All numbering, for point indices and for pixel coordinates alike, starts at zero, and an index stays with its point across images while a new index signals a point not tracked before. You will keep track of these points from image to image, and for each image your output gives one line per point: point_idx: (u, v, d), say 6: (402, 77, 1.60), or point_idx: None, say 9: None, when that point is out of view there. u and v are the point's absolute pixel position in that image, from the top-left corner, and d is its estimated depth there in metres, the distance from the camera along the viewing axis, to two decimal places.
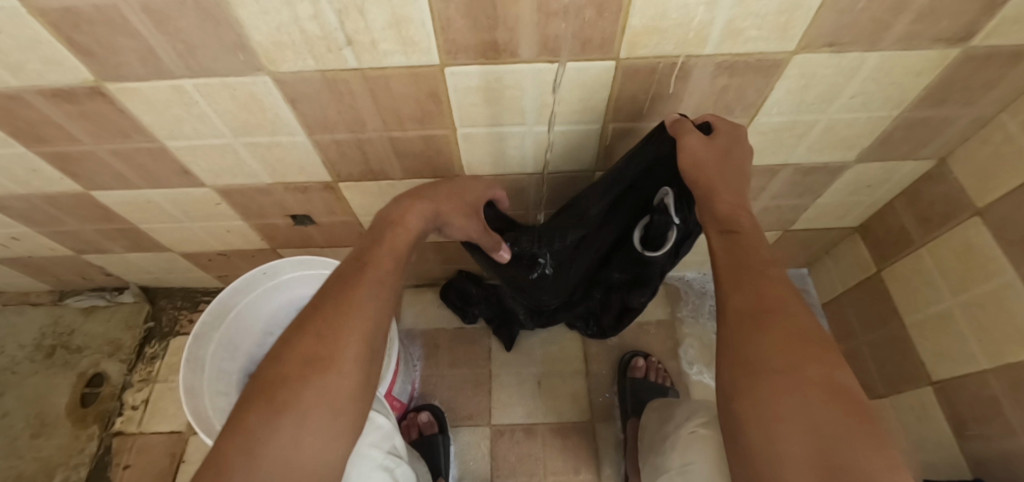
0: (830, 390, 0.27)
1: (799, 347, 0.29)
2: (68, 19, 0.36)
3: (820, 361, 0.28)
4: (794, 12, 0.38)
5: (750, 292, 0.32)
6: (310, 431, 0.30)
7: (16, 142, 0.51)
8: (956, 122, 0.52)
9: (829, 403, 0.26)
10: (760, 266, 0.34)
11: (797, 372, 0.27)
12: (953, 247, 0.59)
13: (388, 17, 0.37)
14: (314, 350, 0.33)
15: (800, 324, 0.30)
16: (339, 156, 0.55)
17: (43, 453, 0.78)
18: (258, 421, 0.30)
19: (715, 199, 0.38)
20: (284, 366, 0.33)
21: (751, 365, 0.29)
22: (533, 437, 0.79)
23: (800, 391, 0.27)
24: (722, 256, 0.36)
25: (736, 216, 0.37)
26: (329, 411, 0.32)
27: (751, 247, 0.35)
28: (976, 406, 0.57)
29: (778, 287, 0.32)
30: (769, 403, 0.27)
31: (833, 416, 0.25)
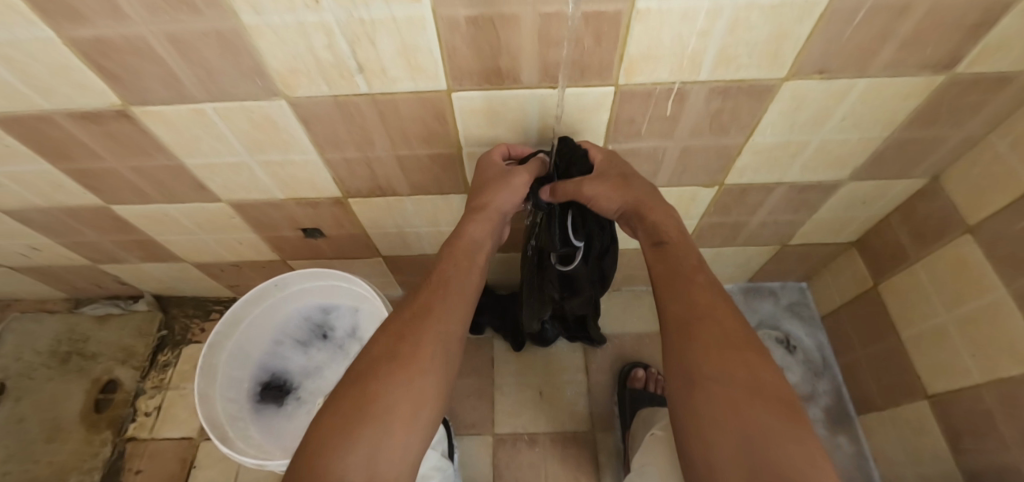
0: (750, 384, 0.33)
1: (727, 348, 0.35)
2: (98, 48, 0.39)
3: (742, 357, 0.34)
4: (784, 41, 0.40)
5: (684, 303, 0.39)
6: (395, 422, 0.35)
7: (43, 159, 0.53)
8: (945, 141, 0.53)
9: (750, 396, 0.32)
10: (690, 276, 0.40)
11: (724, 369, 0.34)
12: (946, 263, 0.60)
13: (397, 46, 0.39)
14: (394, 349, 0.38)
15: (727, 326, 0.37)
16: (349, 173, 0.58)
17: (57, 458, 0.80)
18: (351, 408, 0.34)
19: (643, 216, 0.45)
20: (366, 365, 0.37)
21: (688, 368, 0.35)
22: (536, 446, 0.80)
23: (729, 387, 0.32)
24: (659, 270, 0.42)
25: (664, 229, 0.44)
26: (407, 408, 0.36)
27: (680, 259, 0.42)
28: (971, 419, 0.58)
29: (706, 296, 0.39)
30: (704, 400, 0.33)
31: (754, 405, 0.31)
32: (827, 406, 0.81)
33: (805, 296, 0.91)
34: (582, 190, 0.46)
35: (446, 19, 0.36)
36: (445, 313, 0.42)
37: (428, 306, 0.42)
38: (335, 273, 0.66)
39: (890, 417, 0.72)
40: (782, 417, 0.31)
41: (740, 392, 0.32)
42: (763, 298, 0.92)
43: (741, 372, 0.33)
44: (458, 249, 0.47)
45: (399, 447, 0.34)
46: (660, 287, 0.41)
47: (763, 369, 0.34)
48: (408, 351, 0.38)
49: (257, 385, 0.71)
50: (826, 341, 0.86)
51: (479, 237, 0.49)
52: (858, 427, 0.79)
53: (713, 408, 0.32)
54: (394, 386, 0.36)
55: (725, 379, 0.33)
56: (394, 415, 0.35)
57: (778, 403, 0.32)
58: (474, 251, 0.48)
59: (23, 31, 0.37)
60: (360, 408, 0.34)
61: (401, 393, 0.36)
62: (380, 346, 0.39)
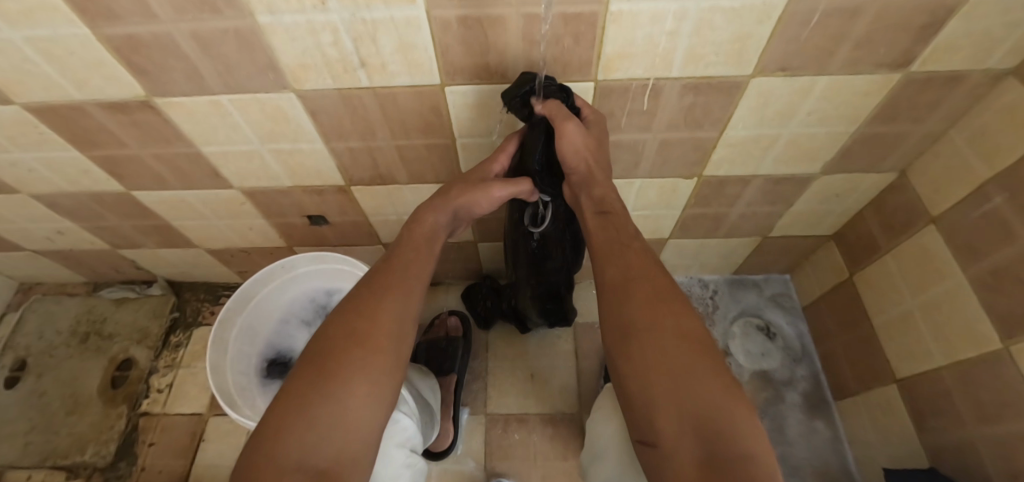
0: (681, 332, 0.38)
1: (659, 303, 0.40)
2: (129, 44, 0.44)
3: (675, 312, 0.40)
4: (744, 41, 0.44)
5: (623, 267, 0.44)
6: (351, 397, 0.35)
7: (73, 146, 0.58)
8: (906, 136, 0.57)
9: (679, 343, 0.37)
10: (629, 243, 0.46)
11: (657, 322, 0.39)
12: (912, 251, 0.64)
13: (395, 43, 0.43)
14: (352, 327, 0.39)
15: (659, 285, 0.42)
16: (352, 161, 0.62)
17: (76, 430, 0.85)
18: (307, 386, 0.35)
19: (593, 185, 0.49)
20: (328, 344, 0.38)
21: (627, 322, 0.40)
22: (526, 426, 0.83)
23: (661, 337, 0.38)
24: (601, 239, 0.48)
25: (608, 199, 0.49)
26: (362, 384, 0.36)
27: (621, 228, 0.48)
28: (933, 399, 0.61)
29: (645, 261, 0.45)
30: (641, 348, 0.38)
31: (683, 351, 0.37)
32: (805, 391, 0.85)
33: (789, 287, 0.94)
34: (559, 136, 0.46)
35: (438, 19, 0.41)
36: (405, 292, 0.44)
37: (384, 287, 0.43)
38: (337, 257, 0.71)
39: (863, 402, 0.75)
40: (704, 355, 0.37)
41: (671, 339, 0.38)
42: (747, 289, 0.95)
43: (673, 323, 0.39)
44: (416, 238, 0.49)
45: (357, 417, 0.35)
46: (602, 256, 0.47)
47: (689, 317, 0.40)
48: (365, 328, 0.39)
49: (263, 361, 0.75)
50: (807, 330, 0.89)
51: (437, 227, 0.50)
52: (835, 412, 0.82)
53: (647, 355, 0.37)
54: (352, 363, 0.37)
55: (659, 329, 0.39)
56: (353, 386, 0.36)
57: (701, 344, 0.38)
58: (432, 241, 0.49)
59: (64, 28, 0.41)
60: (314, 384, 0.35)
61: (361, 369, 0.37)
62: (341, 324, 0.39)
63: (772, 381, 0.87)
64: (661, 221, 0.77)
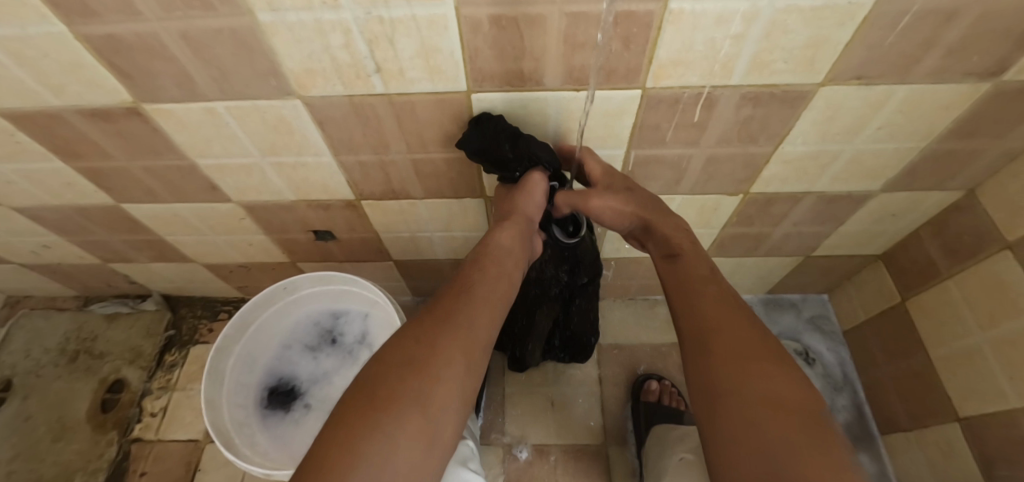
0: (772, 401, 0.32)
1: (741, 362, 0.35)
2: (109, 45, 0.38)
3: (763, 373, 0.34)
4: (822, 46, 0.37)
5: (695, 315, 0.40)
6: (403, 432, 0.32)
7: (54, 157, 0.52)
8: (985, 154, 0.50)
9: (772, 415, 0.32)
10: (702, 287, 0.43)
11: (745, 384, 0.34)
12: (981, 279, 0.57)
13: (417, 46, 0.37)
14: (412, 354, 0.36)
15: (743, 334, 0.38)
16: (363, 176, 0.56)
17: (63, 458, 0.80)
18: (356, 416, 0.32)
19: (654, 229, 0.49)
20: (380, 369, 0.35)
21: (706, 388, 0.36)
22: (546, 459, 0.78)
23: (750, 404, 0.33)
24: (672, 281, 0.45)
25: (676, 240, 0.48)
26: (405, 415, 0.32)
27: (690, 269, 0.45)
28: (1006, 445, 0.55)
29: (725, 306, 0.41)
30: (723, 420, 0.33)
31: (782, 425, 0.31)
32: (847, 423, 0.79)
33: (827, 309, 0.89)
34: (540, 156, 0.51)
35: (468, 18, 0.35)
36: (469, 319, 0.40)
37: (449, 313, 0.40)
38: (347, 279, 0.66)
39: (917, 439, 0.70)
40: (803, 432, 0.30)
41: (760, 404, 0.32)
42: (783, 310, 0.90)
43: (763, 386, 0.34)
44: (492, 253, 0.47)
45: (405, 463, 0.31)
46: (677, 303, 0.43)
47: (777, 379, 0.34)
48: (424, 356, 0.36)
49: (264, 390, 0.70)
50: (848, 356, 0.84)
51: (511, 241, 0.49)
52: (879, 446, 0.77)
53: (733, 423, 0.32)
54: (407, 392, 0.34)
55: (744, 395, 0.33)
56: (406, 419, 0.32)
57: (796, 416, 0.31)
58: (504, 255, 0.48)
59: (34, 26, 0.36)
60: (363, 409, 0.32)
61: (417, 402, 0.33)
62: (400, 349, 0.37)
63: None
64: (696, 239, 0.72)
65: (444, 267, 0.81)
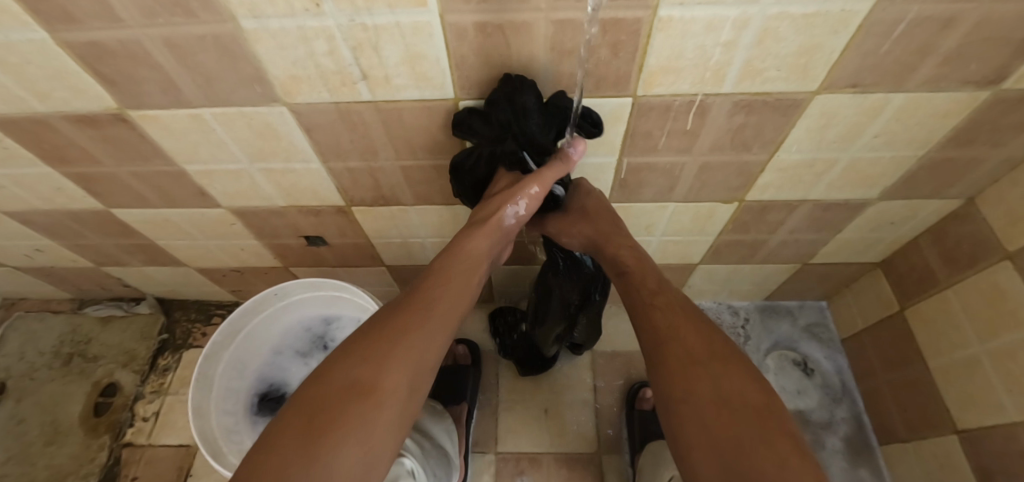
0: (720, 400, 0.32)
1: (686, 367, 0.35)
2: (92, 52, 0.37)
3: (714, 372, 0.34)
4: (815, 54, 0.37)
5: (650, 327, 0.40)
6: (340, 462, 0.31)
7: (42, 162, 0.52)
8: (984, 163, 0.49)
9: (721, 413, 0.31)
10: (655, 296, 0.42)
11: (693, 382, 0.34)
12: (980, 289, 0.56)
13: (402, 53, 0.37)
14: (356, 375, 0.35)
15: (691, 339, 0.37)
16: (352, 182, 0.56)
17: (55, 462, 0.80)
18: (295, 443, 0.31)
19: (605, 251, 0.49)
20: (324, 390, 0.34)
21: (663, 396, 0.35)
22: (539, 467, 0.77)
23: (699, 405, 0.32)
24: (627, 300, 0.44)
25: (622, 258, 0.47)
26: (345, 443, 0.31)
27: (641, 284, 0.44)
28: (1005, 459, 0.54)
29: (675, 312, 0.40)
30: (682, 426, 0.32)
31: (732, 422, 0.30)
32: (846, 435, 0.78)
33: (825, 316, 0.87)
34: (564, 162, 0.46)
35: (453, 25, 0.34)
36: (417, 337, 0.38)
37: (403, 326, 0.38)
38: (336, 285, 0.66)
39: (914, 450, 0.69)
40: (754, 427, 0.30)
41: (707, 403, 0.32)
42: (780, 317, 0.89)
43: (710, 385, 0.33)
44: (455, 259, 0.45)
45: None
46: (636, 314, 0.42)
47: (731, 377, 0.33)
48: (366, 376, 0.35)
49: (255, 397, 0.71)
50: (846, 364, 0.83)
51: (481, 251, 0.46)
52: (879, 458, 0.76)
53: (689, 428, 0.32)
54: (348, 416, 0.32)
55: (695, 396, 0.33)
56: (344, 447, 0.31)
57: (748, 411, 0.31)
58: (475, 264, 0.46)
59: (16, 34, 0.35)
60: (302, 434, 0.31)
61: (360, 422, 0.32)
62: (342, 370, 0.35)
63: (810, 423, 0.80)
64: (691, 246, 0.71)
65: None
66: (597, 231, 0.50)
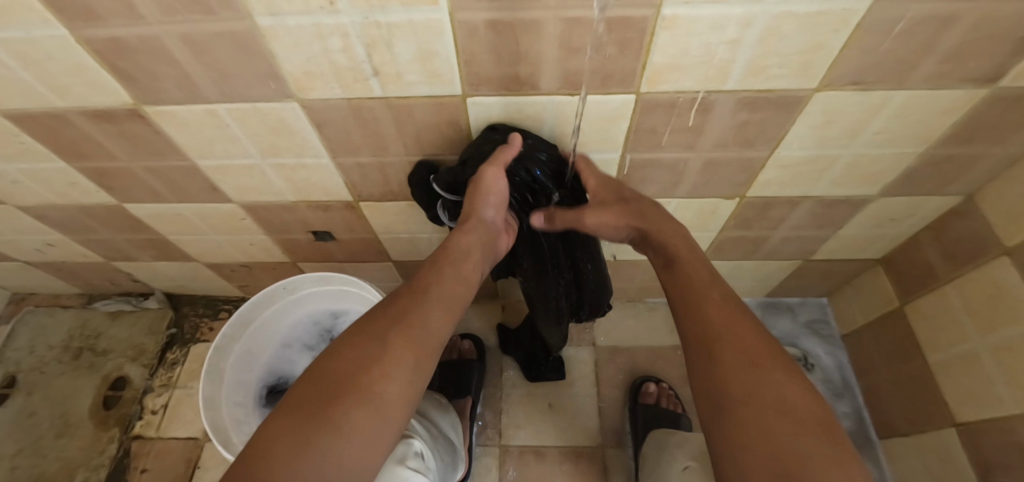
0: (777, 405, 0.32)
1: (744, 366, 0.35)
2: (112, 48, 0.38)
3: (767, 375, 0.34)
4: (817, 52, 0.38)
5: (701, 319, 0.39)
6: (347, 432, 0.32)
7: (58, 157, 0.53)
8: (984, 159, 0.50)
9: (778, 417, 0.31)
10: (706, 289, 0.41)
11: (746, 382, 0.34)
12: (980, 284, 0.57)
13: (414, 50, 0.38)
14: (362, 352, 0.36)
15: (746, 338, 0.37)
16: (362, 178, 0.57)
17: (66, 454, 0.81)
18: (307, 414, 0.32)
19: (650, 237, 0.47)
20: (331, 369, 0.35)
21: (711, 388, 0.35)
22: (543, 460, 0.78)
23: (754, 405, 0.33)
24: (674, 290, 0.43)
25: (672, 247, 0.46)
26: (349, 414, 0.33)
27: (695, 276, 0.43)
28: (1003, 452, 0.55)
29: (726, 309, 0.39)
30: (732, 420, 0.33)
31: (787, 426, 0.31)
32: (845, 428, 0.80)
33: (826, 313, 0.88)
34: (482, 178, 0.45)
35: (464, 23, 0.35)
36: (417, 317, 0.39)
37: (402, 315, 0.39)
38: (346, 279, 0.67)
39: (914, 445, 0.70)
40: (807, 435, 0.30)
41: (762, 405, 0.32)
42: (781, 314, 0.90)
43: (767, 387, 0.33)
44: (446, 255, 0.46)
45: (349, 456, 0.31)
46: (684, 307, 0.41)
47: (785, 381, 0.34)
48: (369, 352, 0.36)
49: (264, 388, 0.73)
50: (846, 361, 0.84)
51: (470, 248, 0.47)
52: (878, 452, 0.77)
53: (741, 425, 0.32)
54: (355, 390, 0.34)
55: (750, 396, 0.33)
56: (348, 418, 0.32)
57: (799, 417, 0.32)
58: (463, 258, 0.46)
59: (39, 30, 0.36)
60: (313, 409, 0.32)
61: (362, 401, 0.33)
62: (350, 349, 0.37)
63: None
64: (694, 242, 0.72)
65: None
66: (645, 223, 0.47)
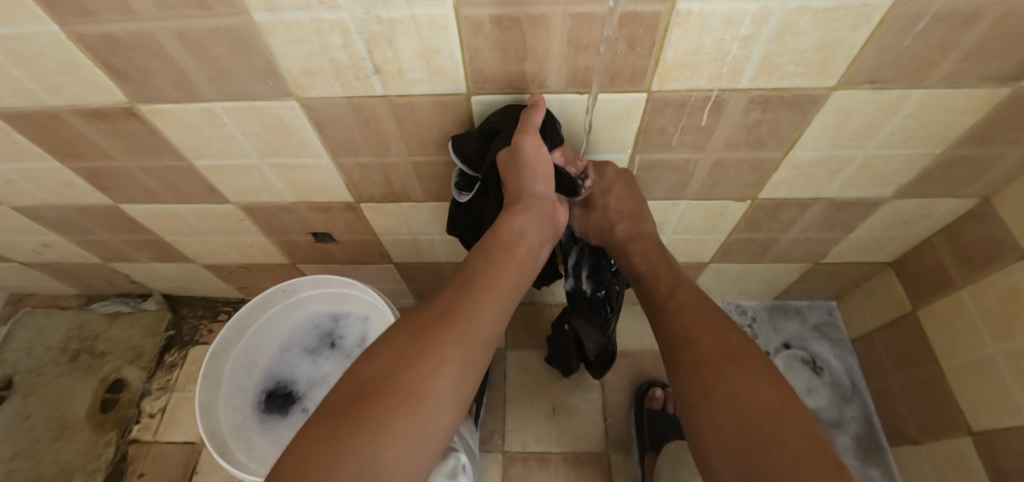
0: (739, 404, 0.31)
1: (703, 368, 0.34)
2: (105, 44, 0.37)
3: (727, 373, 0.33)
4: (834, 49, 0.36)
5: (666, 329, 0.40)
6: (390, 437, 0.28)
7: (53, 157, 0.52)
8: (1003, 160, 0.49)
9: (738, 418, 0.30)
10: (667, 302, 0.42)
11: (709, 382, 0.33)
12: (997, 288, 0.56)
13: (416, 47, 0.36)
14: (406, 347, 0.33)
15: (703, 341, 0.36)
16: (362, 178, 0.56)
17: (62, 458, 0.80)
18: (347, 417, 0.28)
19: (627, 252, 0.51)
20: (375, 365, 0.32)
21: (679, 397, 0.35)
22: (546, 466, 0.77)
23: (713, 408, 0.32)
24: (647, 304, 0.45)
25: (637, 263, 0.49)
26: (394, 416, 0.29)
27: (659, 287, 0.45)
28: (1019, 461, 0.54)
29: (689, 312, 0.40)
30: (699, 426, 0.32)
31: (752, 425, 0.29)
32: (856, 434, 0.78)
33: (835, 317, 0.87)
34: (519, 151, 0.39)
35: (469, 19, 0.34)
36: (471, 307, 0.36)
37: (451, 305, 0.36)
38: (345, 281, 0.66)
39: (927, 452, 0.68)
40: (769, 431, 0.28)
41: (723, 406, 0.31)
42: (789, 317, 0.89)
43: (725, 386, 0.32)
44: (498, 239, 0.41)
45: (393, 467, 0.27)
46: (654, 319, 0.43)
47: (745, 378, 0.32)
48: (414, 349, 0.32)
49: (262, 393, 0.71)
50: (856, 365, 0.83)
51: (526, 227, 0.43)
52: (890, 459, 0.75)
53: (705, 430, 0.32)
54: (399, 390, 0.30)
55: (711, 398, 0.32)
56: (392, 420, 0.28)
57: (762, 413, 0.30)
58: (514, 245, 0.41)
59: (29, 26, 0.35)
60: (350, 409, 0.29)
61: (403, 404, 0.29)
62: (391, 344, 0.33)
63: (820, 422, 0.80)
64: (701, 244, 0.70)
65: (445, 270, 0.80)
66: (621, 234, 0.51)
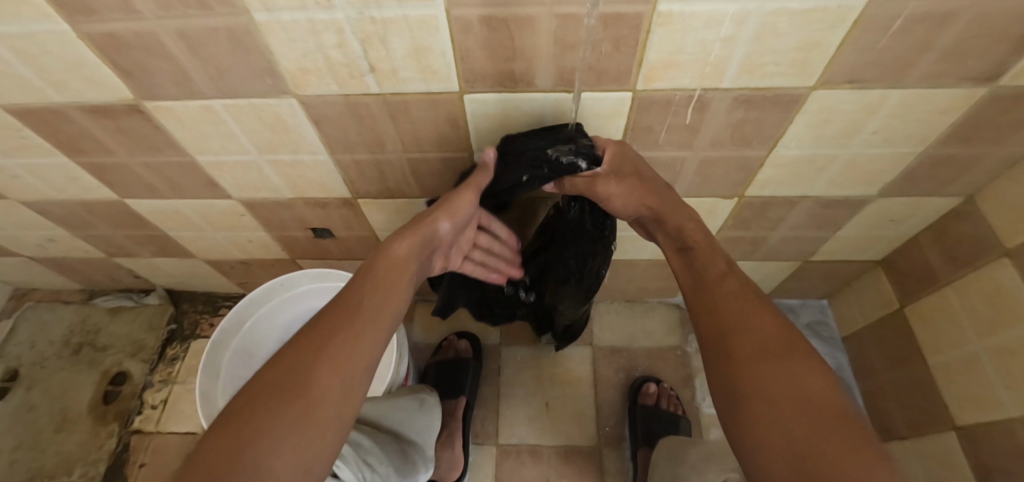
0: (798, 391, 0.31)
1: (756, 353, 0.34)
2: (111, 43, 0.39)
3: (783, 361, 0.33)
4: (813, 50, 0.37)
5: (713, 307, 0.39)
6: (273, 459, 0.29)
7: (58, 152, 0.54)
8: (985, 159, 0.50)
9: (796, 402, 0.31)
10: (721, 278, 0.41)
11: (765, 367, 0.33)
12: (981, 286, 0.57)
13: (408, 46, 0.38)
14: (285, 375, 0.33)
15: (761, 326, 0.36)
16: (359, 175, 0.57)
17: (65, 449, 0.81)
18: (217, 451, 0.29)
19: (665, 220, 0.46)
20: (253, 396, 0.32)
21: (723, 373, 0.35)
22: (539, 460, 0.78)
23: (770, 390, 0.32)
24: (689, 277, 0.43)
25: (689, 233, 0.45)
26: (275, 441, 0.29)
27: (709, 263, 0.43)
28: (1002, 455, 0.55)
29: (742, 295, 0.39)
30: (743, 402, 0.33)
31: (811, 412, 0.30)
32: None
33: (826, 315, 0.88)
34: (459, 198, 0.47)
35: (459, 19, 0.35)
36: (349, 327, 0.36)
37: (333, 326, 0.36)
38: (342, 276, 0.67)
39: (915, 448, 0.69)
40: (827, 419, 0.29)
41: (779, 390, 0.32)
42: None
43: (780, 372, 0.33)
44: (387, 262, 0.42)
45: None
46: (696, 294, 0.41)
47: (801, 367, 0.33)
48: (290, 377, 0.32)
49: None
50: (847, 362, 0.84)
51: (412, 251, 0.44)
52: None
53: (753, 407, 0.32)
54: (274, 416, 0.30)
55: (766, 382, 0.32)
56: (270, 445, 0.29)
57: (820, 404, 0.30)
58: (401, 266, 0.42)
59: (38, 26, 0.37)
60: (228, 440, 0.29)
61: (280, 426, 0.30)
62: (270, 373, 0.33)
63: None
64: None
65: None
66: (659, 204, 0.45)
